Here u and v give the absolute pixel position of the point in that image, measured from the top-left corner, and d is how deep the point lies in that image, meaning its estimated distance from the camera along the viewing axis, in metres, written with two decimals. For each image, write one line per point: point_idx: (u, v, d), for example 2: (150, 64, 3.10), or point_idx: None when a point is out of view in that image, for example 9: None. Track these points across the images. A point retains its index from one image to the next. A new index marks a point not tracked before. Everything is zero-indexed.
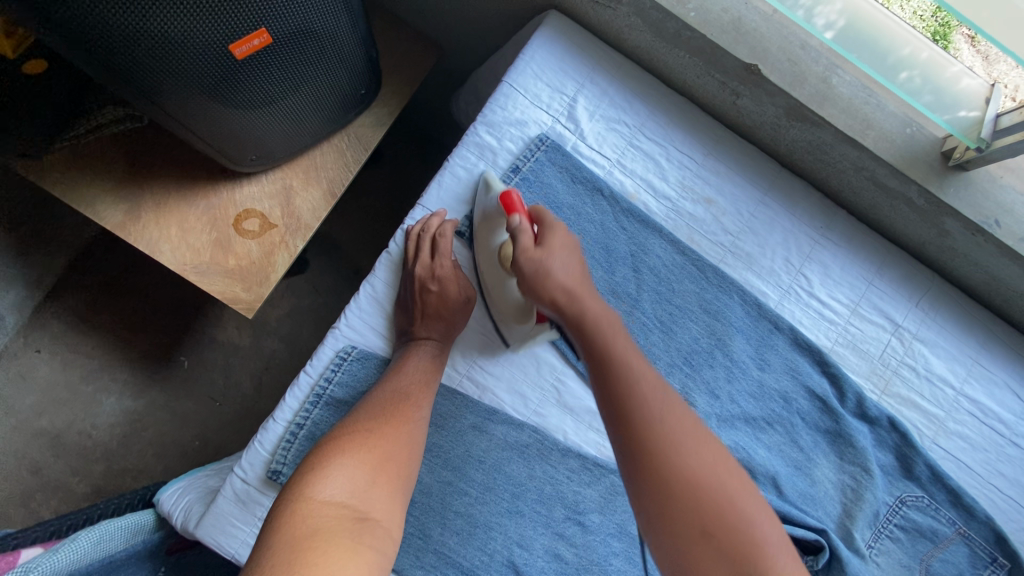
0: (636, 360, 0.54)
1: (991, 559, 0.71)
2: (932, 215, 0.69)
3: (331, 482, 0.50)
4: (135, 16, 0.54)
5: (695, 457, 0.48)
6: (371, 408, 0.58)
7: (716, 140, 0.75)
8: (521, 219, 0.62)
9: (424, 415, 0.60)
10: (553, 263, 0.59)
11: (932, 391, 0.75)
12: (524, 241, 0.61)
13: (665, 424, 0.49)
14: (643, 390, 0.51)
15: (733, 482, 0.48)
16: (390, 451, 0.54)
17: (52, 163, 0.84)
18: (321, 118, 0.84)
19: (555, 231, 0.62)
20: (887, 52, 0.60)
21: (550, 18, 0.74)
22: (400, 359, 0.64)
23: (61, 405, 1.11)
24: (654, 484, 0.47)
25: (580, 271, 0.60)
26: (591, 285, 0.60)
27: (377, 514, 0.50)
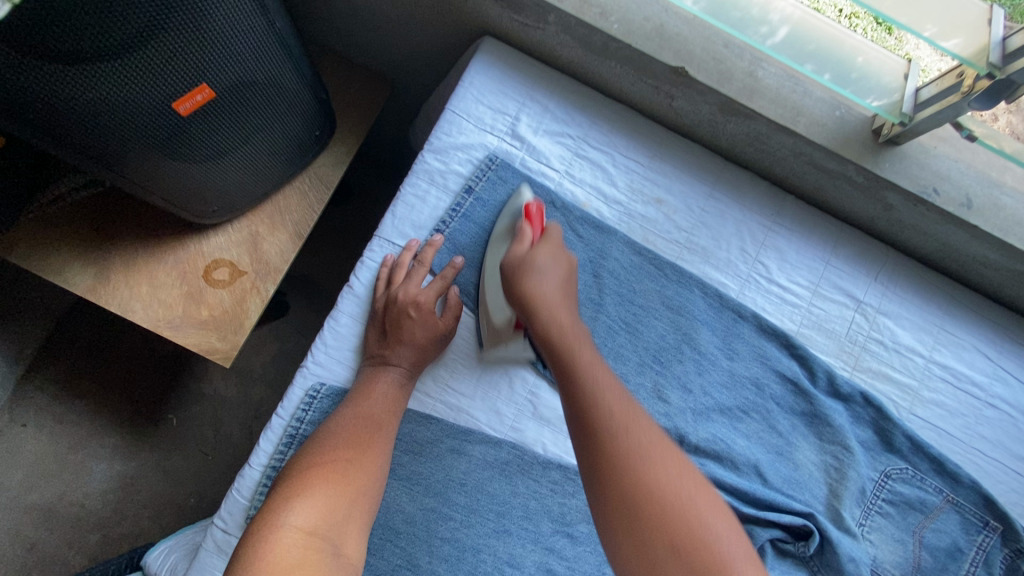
0: (623, 411, 0.53)
1: (983, 524, 0.71)
2: (874, 191, 0.71)
3: (307, 512, 0.50)
4: (72, 88, 0.56)
5: (663, 479, 0.49)
6: (350, 429, 0.58)
7: (659, 142, 0.77)
8: (528, 230, 0.67)
9: (389, 438, 0.60)
10: (533, 273, 0.63)
11: (903, 362, 0.76)
12: (518, 247, 0.66)
13: (644, 464, 0.49)
14: (603, 412, 0.53)
15: (715, 517, 0.48)
16: (366, 480, 0.55)
17: (19, 237, 0.85)
18: (278, 162, 0.85)
19: (549, 243, 0.66)
20: (832, 54, 0.63)
21: (484, 43, 0.76)
22: (367, 384, 0.64)
23: (51, 478, 1.10)
24: (621, 510, 0.48)
25: (558, 285, 0.63)
26: (569, 303, 0.63)
27: (349, 546, 0.50)
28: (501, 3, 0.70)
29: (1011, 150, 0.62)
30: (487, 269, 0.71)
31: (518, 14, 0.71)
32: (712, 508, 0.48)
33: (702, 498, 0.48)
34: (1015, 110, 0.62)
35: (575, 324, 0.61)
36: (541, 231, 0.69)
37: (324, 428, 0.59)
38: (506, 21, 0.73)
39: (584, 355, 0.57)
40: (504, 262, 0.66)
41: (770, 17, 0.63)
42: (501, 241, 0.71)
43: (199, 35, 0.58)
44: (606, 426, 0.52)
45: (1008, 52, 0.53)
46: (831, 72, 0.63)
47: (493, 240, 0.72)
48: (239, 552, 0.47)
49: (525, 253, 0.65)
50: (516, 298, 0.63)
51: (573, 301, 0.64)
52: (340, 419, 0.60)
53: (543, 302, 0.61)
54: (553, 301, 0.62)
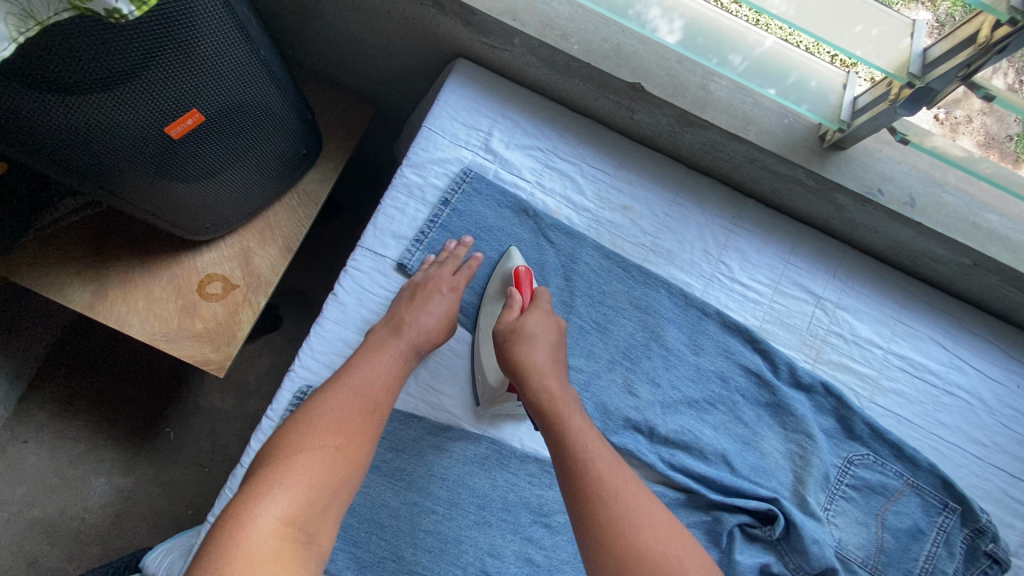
0: (585, 432, 0.60)
1: (943, 505, 0.74)
2: (824, 192, 0.76)
3: (287, 502, 0.51)
4: (71, 115, 0.60)
5: (617, 498, 0.55)
6: (342, 413, 0.59)
7: (624, 153, 0.82)
8: (516, 297, 0.71)
9: (380, 421, 0.61)
10: (525, 341, 0.67)
11: (862, 353, 0.80)
12: (508, 315, 0.70)
13: (615, 502, 0.55)
14: (583, 448, 0.59)
15: (685, 561, 0.53)
16: (350, 468, 0.56)
17: (20, 258, 0.89)
18: (267, 181, 0.90)
19: (538, 309, 0.70)
20: (813, 67, 0.69)
21: (458, 65, 0.82)
22: (365, 361, 0.65)
23: (51, 493, 1.13)
24: (580, 524, 0.55)
25: (549, 351, 0.67)
26: (558, 367, 0.67)
27: (322, 535, 0.52)
28: (470, 28, 0.76)
29: (972, 159, 0.68)
30: (481, 331, 0.74)
31: (486, 37, 0.76)
32: (682, 550, 0.53)
33: (654, 519, 0.55)
34: (988, 113, 0.64)
35: (553, 363, 0.67)
36: (531, 294, 0.72)
37: (316, 407, 0.59)
38: (476, 44, 0.79)
39: (553, 386, 0.64)
40: (497, 330, 0.69)
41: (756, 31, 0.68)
42: (496, 300, 0.75)
43: (187, 64, 0.63)
44: (582, 469, 0.57)
45: (927, 62, 0.59)
46: (816, 82, 0.70)
47: (487, 301, 0.76)
48: (214, 535, 0.49)
49: (514, 322, 0.69)
50: (507, 362, 0.67)
51: (562, 367, 0.67)
52: (333, 401, 0.60)
53: (534, 370, 0.65)
54: (542, 364, 0.65)
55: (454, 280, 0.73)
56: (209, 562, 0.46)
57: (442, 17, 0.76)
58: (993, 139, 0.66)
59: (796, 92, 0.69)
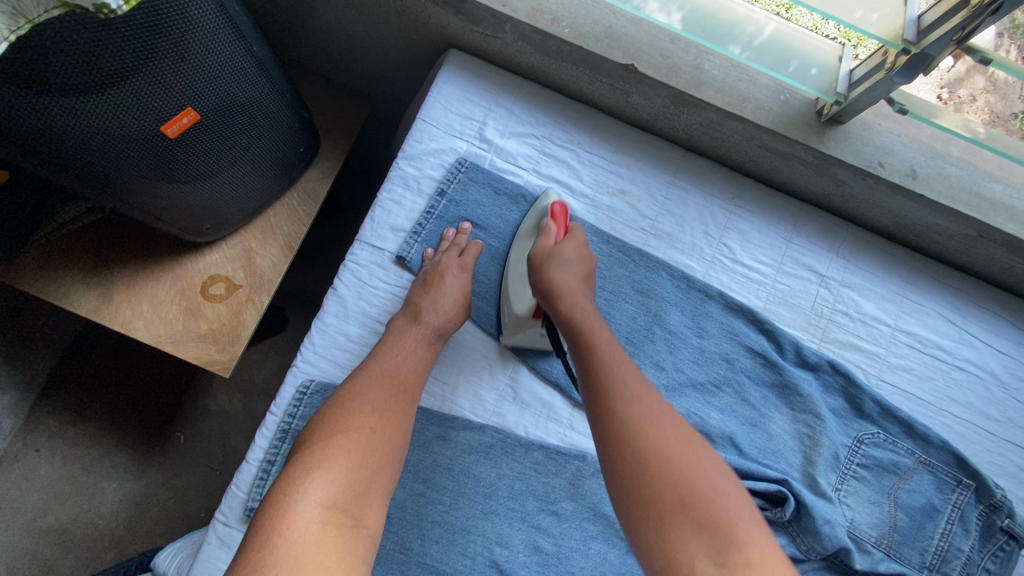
0: (628, 375, 0.59)
1: (957, 482, 0.73)
2: (824, 168, 0.75)
3: (329, 487, 0.51)
4: (68, 117, 0.61)
5: (668, 441, 0.53)
6: (374, 397, 0.59)
7: (620, 137, 0.82)
8: (551, 226, 0.73)
9: (412, 402, 0.61)
10: (558, 263, 0.69)
11: (869, 331, 0.79)
12: (545, 241, 0.72)
13: (650, 431, 0.54)
14: (618, 384, 0.58)
15: (731, 497, 0.51)
16: (389, 450, 0.56)
17: (26, 265, 0.90)
18: (266, 180, 0.91)
19: (575, 239, 0.71)
20: (812, 53, 0.69)
21: (451, 56, 0.82)
22: (393, 345, 0.65)
23: (65, 499, 1.14)
24: (629, 466, 0.52)
25: (580, 275, 0.69)
26: (588, 289, 0.69)
27: (369, 517, 0.52)
28: (461, 16, 0.75)
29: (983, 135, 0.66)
30: (513, 264, 0.76)
31: (477, 26, 0.76)
32: (729, 489, 0.51)
33: (710, 469, 0.52)
34: (992, 90, 0.64)
35: (593, 310, 0.66)
36: (564, 228, 0.74)
37: (347, 393, 0.59)
38: (468, 33, 0.79)
39: (600, 336, 0.63)
40: (532, 254, 0.71)
41: (756, 16, 0.68)
42: (527, 238, 0.76)
43: (181, 64, 0.64)
44: (621, 397, 0.56)
45: (922, 28, 0.58)
46: (818, 68, 0.69)
47: (520, 237, 0.77)
48: (258, 526, 0.49)
49: (550, 247, 0.71)
50: (541, 281, 0.68)
51: (591, 290, 0.69)
52: (363, 386, 0.60)
53: (565, 289, 0.67)
54: (572, 286, 0.67)
55: (463, 261, 0.73)
56: (255, 554, 0.46)
57: (433, 6, 0.76)
58: (999, 117, 0.66)
59: (796, 68, 0.68)
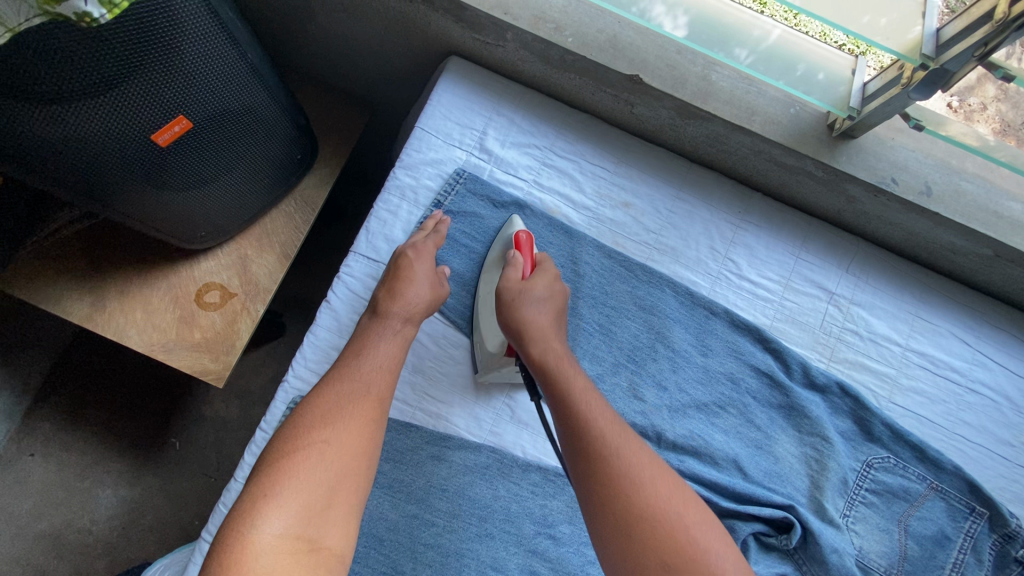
0: (574, 378, 0.62)
1: (970, 510, 0.70)
2: (835, 183, 0.73)
3: (280, 512, 0.49)
4: (55, 125, 0.59)
5: (621, 448, 0.56)
6: (332, 408, 0.55)
7: (624, 148, 0.80)
8: (517, 256, 0.70)
9: (380, 406, 0.58)
10: (529, 302, 0.66)
11: (879, 351, 0.76)
12: (512, 276, 0.68)
13: (602, 438, 0.56)
14: (576, 403, 0.59)
15: (669, 491, 0.54)
16: (347, 462, 0.53)
17: (19, 271, 0.89)
18: (264, 186, 0.89)
19: (547, 275, 0.69)
20: (822, 61, 0.67)
21: (451, 63, 0.80)
22: (358, 346, 0.63)
23: (58, 505, 1.12)
24: (589, 478, 0.55)
25: (553, 315, 0.66)
26: (559, 329, 0.66)
27: (332, 537, 0.50)
28: (461, 24, 0.74)
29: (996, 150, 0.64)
30: (481, 297, 0.73)
31: (478, 33, 0.74)
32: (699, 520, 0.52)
33: (659, 477, 0.55)
34: (1004, 99, 0.61)
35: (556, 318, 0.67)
36: (532, 261, 0.71)
37: (305, 407, 0.56)
38: (469, 40, 0.77)
39: (558, 348, 0.64)
40: (499, 292, 0.68)
41: (759, 25, 0.66)
42: (495, 269, 0.73)
43: (171, 71, 0.62)
44: (578, 412, 0.58)
45: (942, 43, 0.56)
46: (824, 74, 0.67)
47: (487, 268, 0.74)
48: (215, 557, 0.47)
49: (519, 286, 0.67)
50: (510, 324, 0.65)
51: (563, 329, 0.67)
52: (322, 397, 0.57)
53: (540, 334, 0.64)
54: (539, 291, 0.67)
55: (424, 244, 0.71)
56: None
57: (433, 13, 0.74)
58: (1010, 127, 0.62)
59: (808, 82, 0.66)
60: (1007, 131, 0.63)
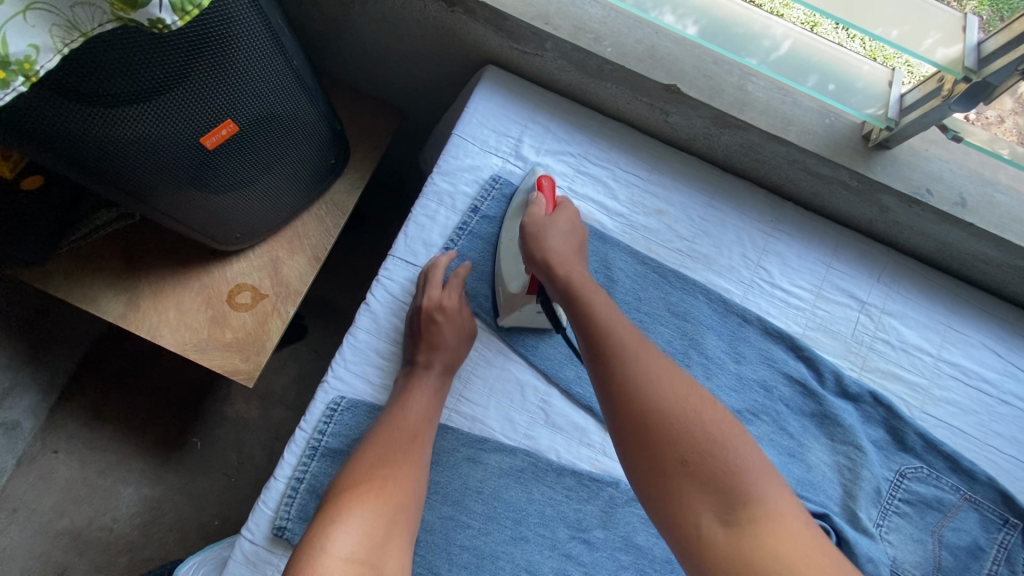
0: (612, 314, 0.59)
1: (1003, 521, 0.70)
2: (868, 194, 0.74)
3: (346, 536, 0.51)
4: (113, 127, 0.60)
5: (667, 392, 0.52)
6: (384, 449, 0.60)
7: (657, 157, 0.81)
8: (538, 197, 0.73)
9: (423, 452, 0.62)
10: (552, 235, 0.68)
11: (911, 361, 0.77)
12: (536, 211, 0.71)
13: (644, 376, 0.53)
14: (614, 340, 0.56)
15: (727, 430, 0.50)
16: (403, 495, 0.57)
17: (56, 270, 0.91)
18: (297, 190, 0.90)
19: (568, 210, 0.71)
20: (836, 69, 0.67)
21: (487, 72, 0.81)
22: (400, 399, 0.66)
23: (81, 502, 1.13)
24: (631, 421, 0.51)
25: (574, 245, 0.69)
26: (581, 259, 0.68)
27: (391, 566, 0.51)
28: (501, 33, 0.75)
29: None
30: (504, 242, 0.75)
31: (517, 43, 0.76)
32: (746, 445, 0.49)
33: (713, 415, 0.51)
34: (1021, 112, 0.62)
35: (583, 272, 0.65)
36: (552, 203, 0.73)
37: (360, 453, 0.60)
38: (507, 50, 0.78)
39: (595, 297, 0.61)
40: (524, 224, 0.70)
41: (772, 31, 0.67)
42: (517, 215, 0.75)
43: (221, 74, 0.63)
44: (616, 353, 0.55)
45: (982, 57, 0.57)
46: (837, 83, 0.67)
47: (509, 214, 0.76)
48: None
49: (543, 218, 0.70)
50: (535, 253, 0.67)
51: (583, 257, 0.69)
52: (375, 443, 0.61)
53: (559, 257, 0.65)
54: (564, 254, 0.66)
55: (450, 296, 0.71)
56: None
57: (473, 23, 0.75)
58: None
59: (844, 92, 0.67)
60: None
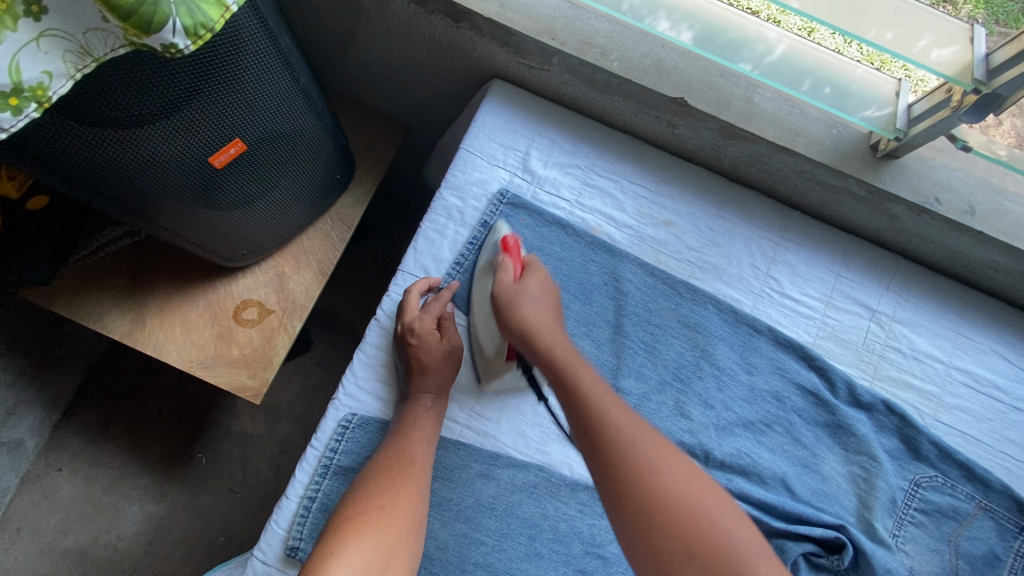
0: (602, 390, 0.54)
1: (1020, 530, 0.70)
2: (876, 203, 0.74)
3: (341, 573, 0.51)
4: (121, 148, 0.60)
5: (670, 480, 0.48)
6: (383, 481, 0.59)
7: (664, 168, 0.81)
8: (506, 259, 0.68)
9: (423, 476, 0.62)
10: (525, 300, 0.63)
11: (923, 369, 0.76)
12: (505, 278, 0.66)
13: (646, 465, 0.49)
14: (610, 426, 0.51)
15: (723, 514, 0.48)
16: (400, 527, 0.57)
17: (61, 288, 0.91)
18: (302, 205, 0.90)
19: (536, 274, 0.66)
20: (829, 73, 0.67)
21: (494, 86, 0.81)
22: (399, 421, 0.66)
23: (85, 522, 1.12)
24: (638, 514, 0.47)
25: (549, 308, 0.64)
26: (559, 325, 0.63)
27: None
28: (507, 49, 0.75)
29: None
30: (477, 306, 0.73)
31: (523, 58, 0.76)
32: (741, 526, 0.47)
33: (712, 499, 0.48)
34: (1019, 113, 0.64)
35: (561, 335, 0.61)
36: (519, 264, 0.69)
37: (358, 485, 0.60)
38: (513, 64, 0.78)
39: (580, 369, 0.56)
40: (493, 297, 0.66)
41: (765, 36, 0.67)
42: (486, 278, 0.72)
43: (231, 97, 0.63)
44: (612, 433, 0.51)
45: (992, 68, 0.57)
46: (831, 87, 0.67)
47: (478, 274, 0.74)
48: None
49: (513, 286, 0.65)
50: (508, 323, 0.63)
51: (559, 318, 0.64)
52: (372, 475, 0.60)
53: (539, 325, 0.61)
54: (542, 318, 0.62)
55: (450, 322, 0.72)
56: None
57: (479, 38, 0.76)
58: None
59: (853, 103, 0.67)
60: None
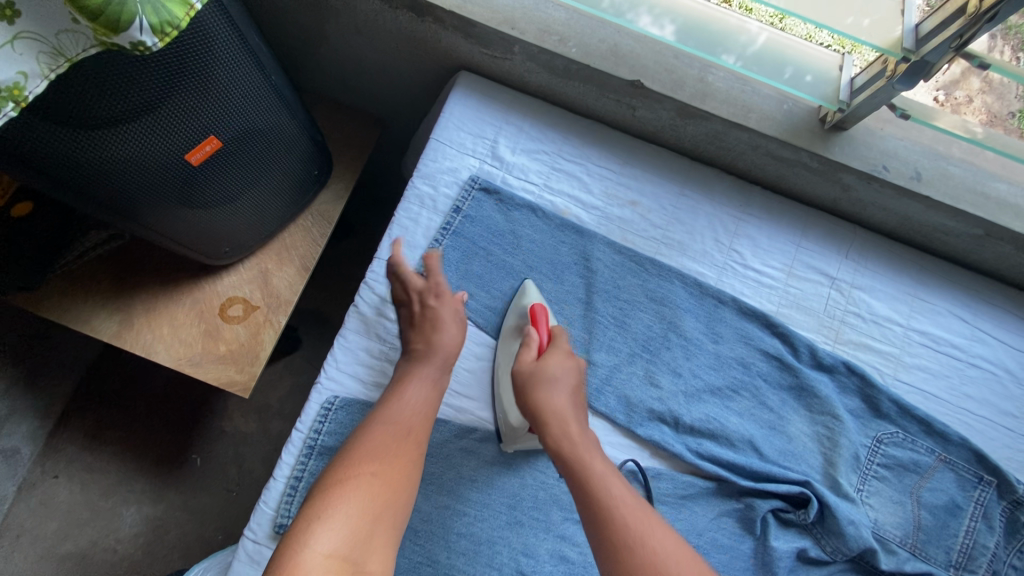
0: (586, 440, 0.63)
1: (978, 479, 0.73)
2: (829, 173, 0.77)
3: (329, 532, 0.52)
4: (97, 148, 0.62)
5: (633, 509, 0.57)
6: (378, 446, 0.60)
7: (628, 150, 0.84)
8: (533, 334, 0.70)
9: (418, 444, 0.63)
10: (547, 387, 0.66)
11: (881, 331, 0.80)
12: (528, 354, 0.69)
13: (616, 500, 0.58)
14: (589, 464, 0.61)
15: (686, 556, 0.55)
16: (390, 493, 0.58)
17: (47, 293, 0.92)
18: (282, 202, 0.93)
19: (558, 351, 0.69)
20: (808, 63, 0.72)
21: (461, 78, 0.84)
22: (398, 388, 0.67)
23: (83, 526, 1.14)
24: (604, 535, 0.56)
25: (568, 395, 0.66)
26: (577, 408, 0.66)
27: (373, 563, 0.52)
28: (470, 39, 0.78)
29: (981, 135, 0.68)
30: (500, 372, 0.73)
31: (487, 48, 0.79)
32: (700, 567, 0.55)
33: (674, 540, 0.56)
34: (988, 90, 0.67)
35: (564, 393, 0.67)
36: (546, 335, 0.71)
37: (352, 447, 0.61)
38: (477, 55, 0.81)
39: (574, 423, 0.64)
40: (516, 373, 0.68)
41: (748, 29, 0.71)
42: (512, 340, 0.74)
43: (203, 95, 0.66)
44: (587, 471, 0.60)
45: (920, 37, 0.60)
46: (812, 75, 0.71)
47: (504, 335, 0.75)
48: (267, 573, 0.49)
49: (535, 364, 0.68)
50: (520, 389, 0.67)
51: (581, 406, 0.67)
52: (367, 439, 0.61)
53: (541, 383, 0.66)
54: (549, 378, 0.67)
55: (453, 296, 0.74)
56: None
57: (443, 31, 0.79)
58: (996, 118, 0.68)
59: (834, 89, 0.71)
60: (995, 122, 0.68)
